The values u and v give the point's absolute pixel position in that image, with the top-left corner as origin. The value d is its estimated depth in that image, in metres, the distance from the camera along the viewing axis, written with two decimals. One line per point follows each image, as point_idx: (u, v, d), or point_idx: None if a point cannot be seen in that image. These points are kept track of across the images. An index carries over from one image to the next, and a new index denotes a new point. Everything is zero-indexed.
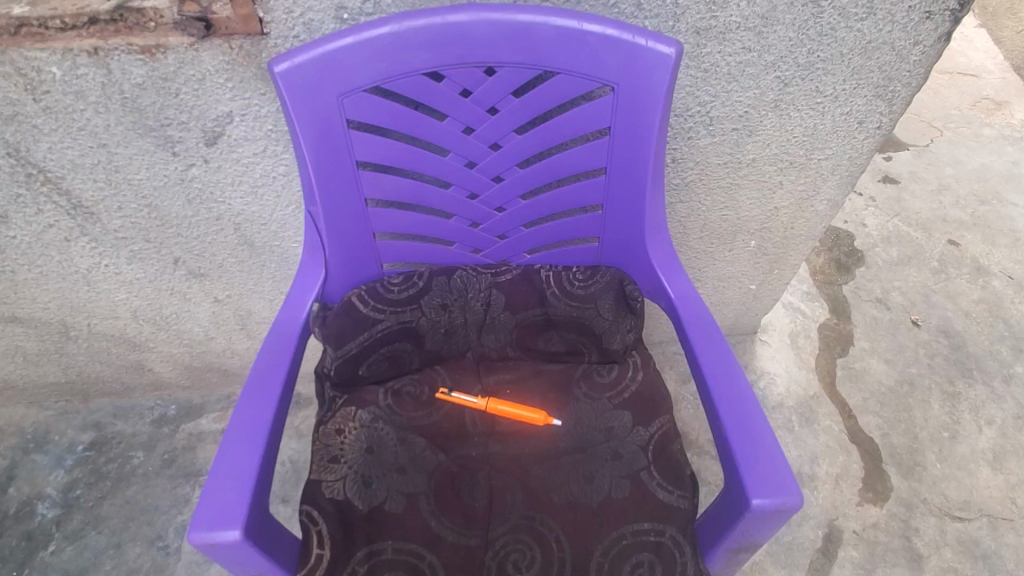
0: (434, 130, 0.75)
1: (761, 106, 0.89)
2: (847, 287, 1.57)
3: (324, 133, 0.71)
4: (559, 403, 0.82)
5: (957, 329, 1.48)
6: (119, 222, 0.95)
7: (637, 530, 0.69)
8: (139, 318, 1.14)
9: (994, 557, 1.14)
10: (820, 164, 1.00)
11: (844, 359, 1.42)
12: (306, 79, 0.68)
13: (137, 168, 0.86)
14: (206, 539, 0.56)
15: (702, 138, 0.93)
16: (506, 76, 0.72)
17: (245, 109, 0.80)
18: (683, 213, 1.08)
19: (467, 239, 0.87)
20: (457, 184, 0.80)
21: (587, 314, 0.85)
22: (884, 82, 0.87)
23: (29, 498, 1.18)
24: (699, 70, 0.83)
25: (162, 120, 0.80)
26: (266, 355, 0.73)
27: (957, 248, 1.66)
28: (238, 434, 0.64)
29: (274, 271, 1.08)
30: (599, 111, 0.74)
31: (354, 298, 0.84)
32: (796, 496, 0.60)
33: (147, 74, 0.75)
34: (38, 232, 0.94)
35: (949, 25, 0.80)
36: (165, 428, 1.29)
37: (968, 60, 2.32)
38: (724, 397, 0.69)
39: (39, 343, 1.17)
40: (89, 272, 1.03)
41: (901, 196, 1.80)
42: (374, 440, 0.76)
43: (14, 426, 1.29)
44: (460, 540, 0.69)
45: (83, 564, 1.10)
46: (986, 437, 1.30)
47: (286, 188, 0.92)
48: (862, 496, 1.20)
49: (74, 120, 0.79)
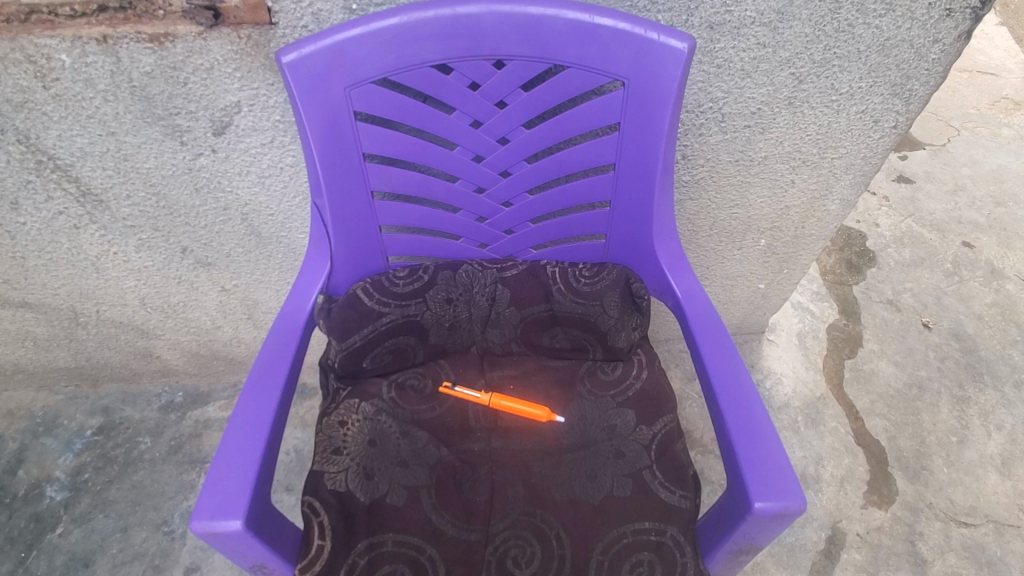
0: (440, 123, 0.74)
1: (775, 104, 0.87)
2: (858, 288, 1.55)
3: (330, 125, 0.71)
4: (562, 400, 0.82)
5: (969, 332, 1.46)
6: (128, 209, 0.95)
7: (638, 529, 0.68)
8: (148, 305, 1.15)
9: (999, 564, 1.12)
10: (834, 163, 0.98)
11: (852, 360, 1.41)
12: (314, 70, 0.67)
13: (145, 157, 0.87)
14: (207, 528, 0.56)
15: (713, 136, 0.92)
16: (515, 70, 0.71)
17: (253, 98, 0.80)
18: (693, 211, 1.07)
19: (473, 234, 0.87)
20: (464, 177, 0.80)
21: (593, 312, 0.84)
22: (901, 80, 0.85)
23: (38, 481, 1.20)
24: (712, 66, 0.82)
25: (171, 109, 0.80)
26: (271, 347, 0.73)
27: (972, 250, 1.63)
28: (242, 423, 0.64)
29: (280, 262, 1.08)
30: (609, 107, 0.73)
31: (358, 290, 0.83)
32: (799, 500, 0.59)
33: (155, 63, 0.75)
34: (47, 219, 0.95)
35: (970, 23, 0.78)
36: (172, 414, 1.31)
37: (987, 59, 2.28)
38: (728, 396, 0.68)
39: (49, 329, 1.18)
40: (98, 260, 1.03)
41: (916, 196, 1.78)
42: (377, 433, 0.77)
43: (24, 410, 1.31)
44: (460, 535, 0.69)
45: (90, 547, 1.12)
46: (995, 442, 1.28)
47: (293, 180, 0.92)
48: (866, 499, 1.20)
49: (84, 109, 0.79)
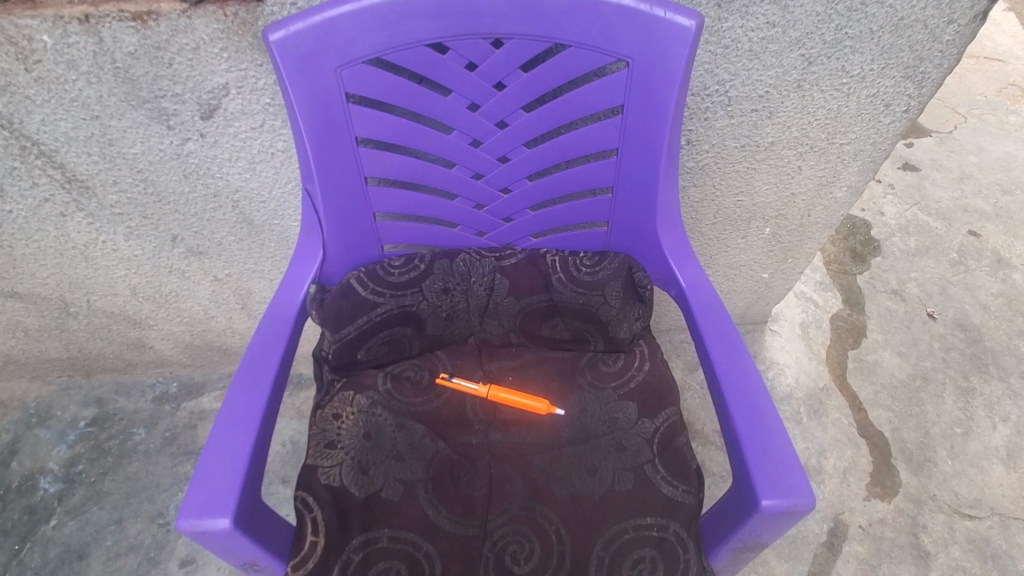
0: (436, 106, 0.71)
1: (783, 87, 0.85)
2: (862, 277, 1.53)
3: (321, 108, 0.68)
4: (562, 392, 0.80)
5: (974, 322, 1.44)
6: (115, 196, 0.92)
7: (640, 524, 0.67)
8: (139, 295, 1.13)
9: (1003, 557, 1.11)
10: (842, 148, 0.96)
11: (856, 351, 1.39)
12: (303, 49, 0.64)
13: (131, 142, 0.84)
14: (194, 526, 0.54)
15: (719, 120, 0.89)
16: (514, 50, 0.68)
17: (242, 80, 0.77)
18: (696, 198, 1.04)
19: (470, 222, 0.84)
20: (461, 163, 0.77)
21: (594, 302, 0.82)
22: (914, 62, 0.82)
23: (31, 473, 1.18)
24: (719, 46, 0.78)
25: (156, 91, 0.77)
26: (261, 338, 0.71)
27: (978, 239, 1.61)
28: (231, 418, 0.62)
29: (273, 251, 1.06)
30: (612, 88, 0.70)
31: (352, 280, 0.81)
32: (808, 498, 0.57)
33: (139, 43, 0.72)
34: (34, 207, 0.92)
35: (987, 3, 0.75)
36: (166, 405, 1.29)
37: (995, 45, 2.23)
38: (733, 390, 0.66)
39: (40, 319, 1.16)
40: (87, 248, 1.01)
41: (922, 184, 1.75)
42: (372, 426, 0.75)
43: (17, 400, 1.29)
44: (457, 530, 0.67)
45: (84, 539, 1.11)
46: (1000, 434, 1.26)
47: (285, 165, 0.89)
48: (869, 491, 1.18)
49: (67, 92, 0.76)
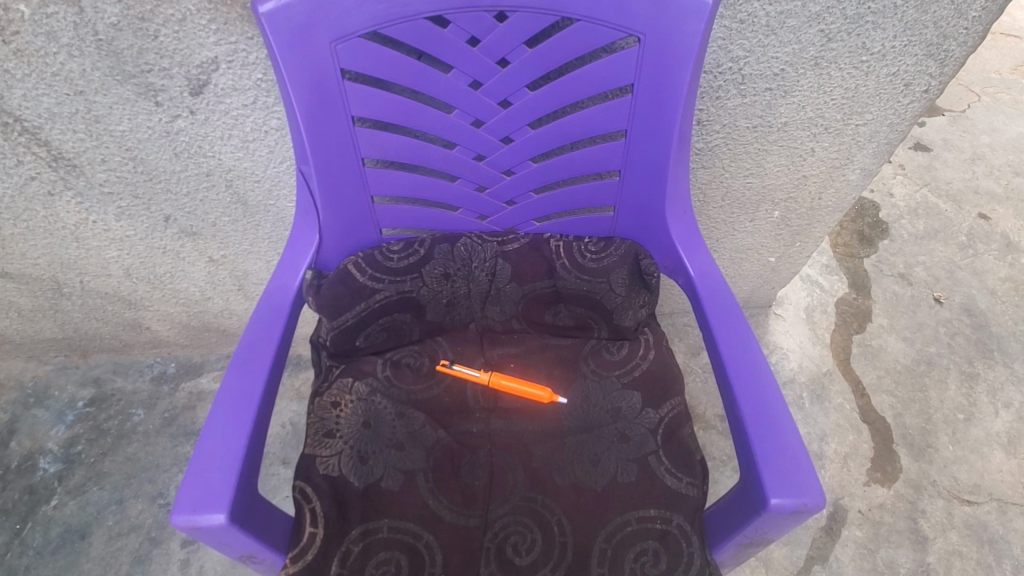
0: (437, 83, 0.68)
1: (800, 65, 0.81)
2: (869, 260, 1.51)
3: (315, 85, 0.65)
4: (565, 380, 0.79)
5: (981, 307, 1.43)
6: (103, 175, 0.89)
7: (643, 516, 0.66)
8: (133, 276, 1.10)
9: (1000, 542, 1.12)
10: (858, 130, 0.92)
11: (860, 335, 1.37)
12: (295, 22, 0.60)
13: (118, 119, 0.80)
14: (189, 522, 0.53)
15: (731, 99, 0.85)
16: (519, 24, 0.64)
17: (232, 54, 0.73)
18: (705, 179, 1.01)
19: (471, 205, 0.81)
20: (463, 144, 0.74)
21: (598, 289, 0.81)
22: (937, 40, 0.78)
23: (31, 453, 1.18)
24: (734, 21, 0.74)
25: (142, 65, 0.73)
26: (255, 326, 0.69)
27: (987, 222, 1.58)
28: (225, 409, 0.60)
29: (269, 232, 1.03)
30: (622, 67, 0.67)
31: (350, 265, 0.78)
32: (818, 497, 0.56)
33: (122, 14, 0.68)
34: (20, 185, 0.89)
35: None
36: (165, 386, 1.28)
37: (1012, 20, 2.16)
38: (744, 385, 0.64)
39: (33, 299, 1.13)
40: (77, 228, 0.98)
41: (933, 164, 1.71)
42: (371, 414, 0.73)
43: (14, 380, 1.28)
44: (458, 521, 0.66)
45: (85, 519, 1.11)
46: (1002, 420, 1.26)
47: (279, 144, 0.86)
48: (869, 476, 1.18)
49: (49, 66, 0.73)
